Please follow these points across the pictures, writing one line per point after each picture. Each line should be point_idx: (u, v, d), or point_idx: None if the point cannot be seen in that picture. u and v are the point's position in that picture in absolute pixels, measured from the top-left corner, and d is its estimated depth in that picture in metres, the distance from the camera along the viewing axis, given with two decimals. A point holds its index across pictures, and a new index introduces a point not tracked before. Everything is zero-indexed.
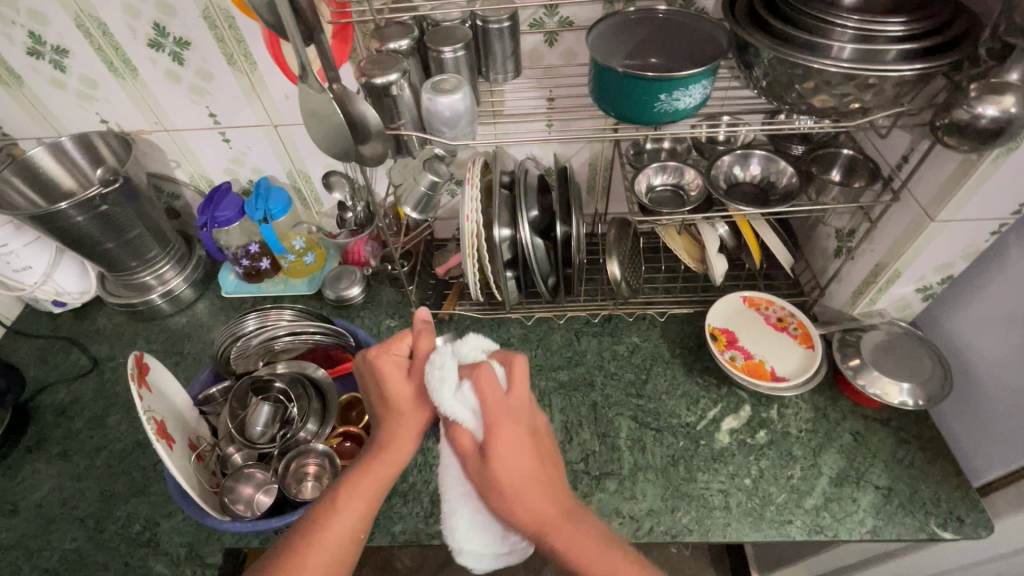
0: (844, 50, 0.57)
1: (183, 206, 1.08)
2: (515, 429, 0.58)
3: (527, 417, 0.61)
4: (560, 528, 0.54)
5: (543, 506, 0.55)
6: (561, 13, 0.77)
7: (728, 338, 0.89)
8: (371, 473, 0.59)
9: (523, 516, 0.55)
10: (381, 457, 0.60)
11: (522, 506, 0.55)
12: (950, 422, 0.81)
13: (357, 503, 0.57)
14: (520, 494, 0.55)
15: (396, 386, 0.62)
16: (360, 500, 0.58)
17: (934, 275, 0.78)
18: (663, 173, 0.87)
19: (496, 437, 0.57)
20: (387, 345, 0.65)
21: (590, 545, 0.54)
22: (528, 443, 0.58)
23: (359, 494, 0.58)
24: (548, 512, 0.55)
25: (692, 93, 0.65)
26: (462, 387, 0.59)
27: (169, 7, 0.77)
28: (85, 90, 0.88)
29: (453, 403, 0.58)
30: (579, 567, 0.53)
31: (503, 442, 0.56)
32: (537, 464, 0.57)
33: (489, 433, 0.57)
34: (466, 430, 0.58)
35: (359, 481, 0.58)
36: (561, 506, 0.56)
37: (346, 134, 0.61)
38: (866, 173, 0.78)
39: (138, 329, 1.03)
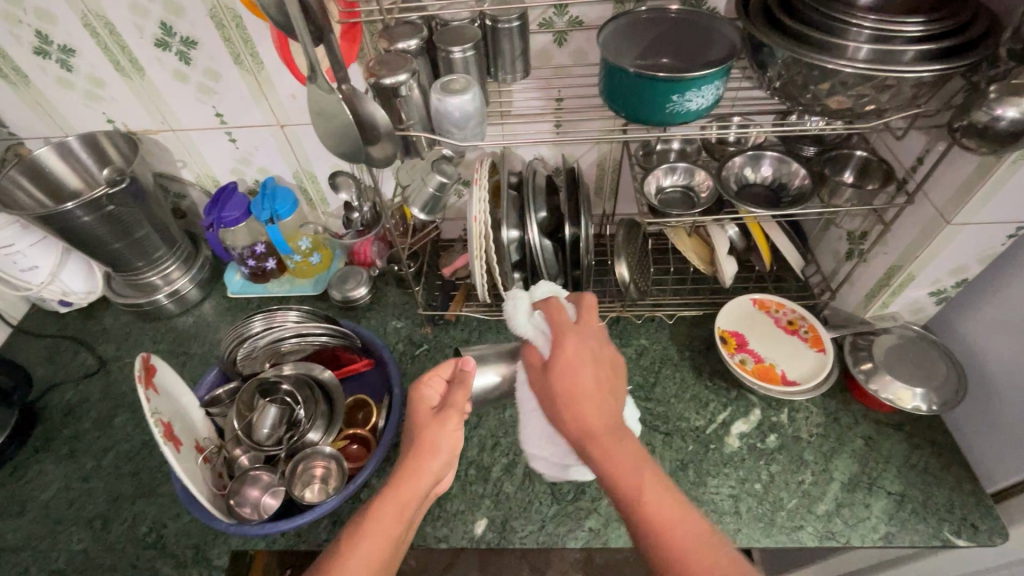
0: (860, 51, 0.56)
1: (189, 206, 1.08)
2: (581, 350, 0.60)
3: (600, 345, 0.62)
4: (606, 442, 0.54)
5: (600, 431, 0.55)
6: (571, 12, 0.77)
7: (738, 341, 0.88)
8: (394, 505, 0.56)
9: (572, 417, 0.56)
10: (401, 499, 0.56)
11: (570, 418, 0.56)
12: (963, 427, 0.80)
13: (373, 544, 0.54)
14: (575, 405, 0.56)
15: (430, 427, 0.60)
16: (377, 542, 0.54)
17: (948, 279, 0.77)
18: (673, 174, 0.86)
19: (561, 350, 0.60)
20: (422, 387, 0.63)
21: (627, 465, 0.53)
22: (596, 370, 0.59)
23: (378, 538, 0.54)
24: (597, 427, 0.55)
25: (705, 94, 0.64)
26: (535, 313, 0.65)
27: (176, 6, 0.77)
28: (92, 90, 0.88)
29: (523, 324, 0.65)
30: (612, 477, 0.53)
31: (565, 355, 0.59)
32: (593, 379, 0.58)
33: (555, 346, 0.60)
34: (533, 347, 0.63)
35: (377, 520, 0.55)
36: (613, 423, 0.56)
37: (355, 135, 0.60)
38: (880, 175, 0.77)
39: (145, 329, 1.03)
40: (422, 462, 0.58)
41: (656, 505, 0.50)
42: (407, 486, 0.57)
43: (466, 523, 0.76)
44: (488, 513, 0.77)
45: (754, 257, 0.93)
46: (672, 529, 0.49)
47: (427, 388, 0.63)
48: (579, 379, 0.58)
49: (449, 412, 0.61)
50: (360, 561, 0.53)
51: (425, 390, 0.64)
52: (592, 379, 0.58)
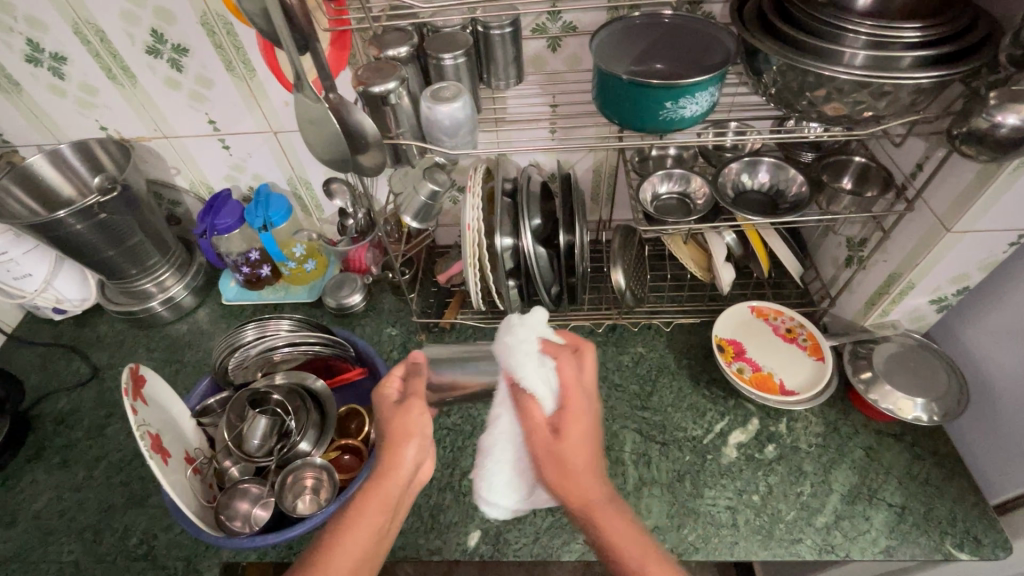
0: (856, 57, 0.55)
1: (183, 213, 1.07)
2: (580, 419, 0.55)
3: (591, 406, 0.57)
4: (608, 512, 0.55)
5: (595, 504, 0.55)
6: (564, 18, 0.76)
7: (736, 349, 0.87)
8: (375, 495, 0.55)
9: (572, 492, 0.54)
10: (382, 491, 0.55)
11: (570, 487, 0.54)
12: (966, 437, 0.78)
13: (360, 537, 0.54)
14: (570, 480, 0.54)
15: (397, 417, 0.57)
16: (361, 537, 0.54)
17: (950, 287, 0.75)
18: (669, 181, 0.85)
19: (567, 419, 0.54)
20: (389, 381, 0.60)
21: (627, 536, 0.54)
22: (585, 445, 0.55)
23: (362, 531, 0.54)
24: (599, 498, 0.55)
25: (700, 101, 0.63)
26: (545, 361, 0.55)
27: (167, 13, 0.76)
28: (84, 97, 0.88)
29: (526, 374, 0.54)
30: (609, 545, 0.54)
31: (573, 413, 0.55)
32: (591, 452, 0.55)
33: (562, 413, 0.55)
34: (534, 401, 0.54)
35: (360, 516, 0.54)
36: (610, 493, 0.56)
37: (344, 144, 0.59)
38: (879, 182, 0.75)
39: (139, 336, 1.02)
40: (400, 449, 0.56)
41: (648, 570, 0.53)
42: (384, 480, 0.55)
43: (459, 535, 0.75)
44: (481, 525, 0.76)
45: (752, 264, 0.91)
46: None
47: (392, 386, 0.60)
48: (574, 464, 0.54)
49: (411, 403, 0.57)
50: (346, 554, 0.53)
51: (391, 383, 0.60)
52: (584, 462, 0.54)
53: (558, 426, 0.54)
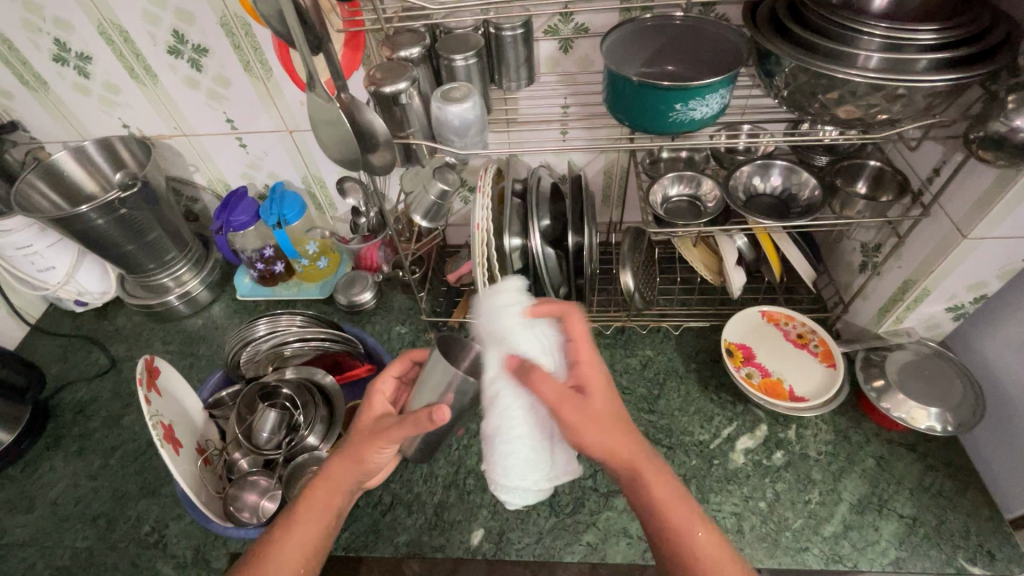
0: (870, 60, 0.55)
1: (201, 210, 1.10)
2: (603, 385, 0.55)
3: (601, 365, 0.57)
4: (655, 475, 0.55)
5: (637, 463, 0.54)
6: (577, 19, 0.76)
7: (745, 354, 0.86)
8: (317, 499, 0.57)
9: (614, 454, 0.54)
10: (326, 492, 0.57)
11: (606, 447, 0.53)
12: (982, 449, 0.76)
13: (304, 534, 0.56)
14: (606, 435, 0.53)
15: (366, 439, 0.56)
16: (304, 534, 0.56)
17: (967, 294, 0.74)
18: (680, 183, 0.84)
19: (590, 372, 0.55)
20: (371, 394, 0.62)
21: (677, 496, 0.55)
22: (611, 407, 0.55)
23: (307, 529, 0.56)
24: (643, 453, 0.55)
25: (710, 103, 0.63)
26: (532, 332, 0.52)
27: (187, 14, 0.78)
28: (108, 96, 0.90)
29: (523, 346, 0.51)
30: (661, 512, 0.54)
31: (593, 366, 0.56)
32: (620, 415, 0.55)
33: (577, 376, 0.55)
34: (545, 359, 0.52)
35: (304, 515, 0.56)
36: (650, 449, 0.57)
37: (354, 143, 0.60)
38: (895, 186, 0.74)
39: (155, 329, 1.05)
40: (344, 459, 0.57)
41: (693, 534, 0.53)
42: (328, 479, 0.57)
43: (463, 533, 0.75)
44: (485, 524, 0.76)
45: (764, 268, 0.91)
46: (711, 550, 0.53)
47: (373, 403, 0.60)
48: (606, 429, 0.53)
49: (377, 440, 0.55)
50: (289, 550, 0.55)
51: (379, 397, 0.61)
52: (614, 422, 0.54)
53: (578, 401, 0.52)
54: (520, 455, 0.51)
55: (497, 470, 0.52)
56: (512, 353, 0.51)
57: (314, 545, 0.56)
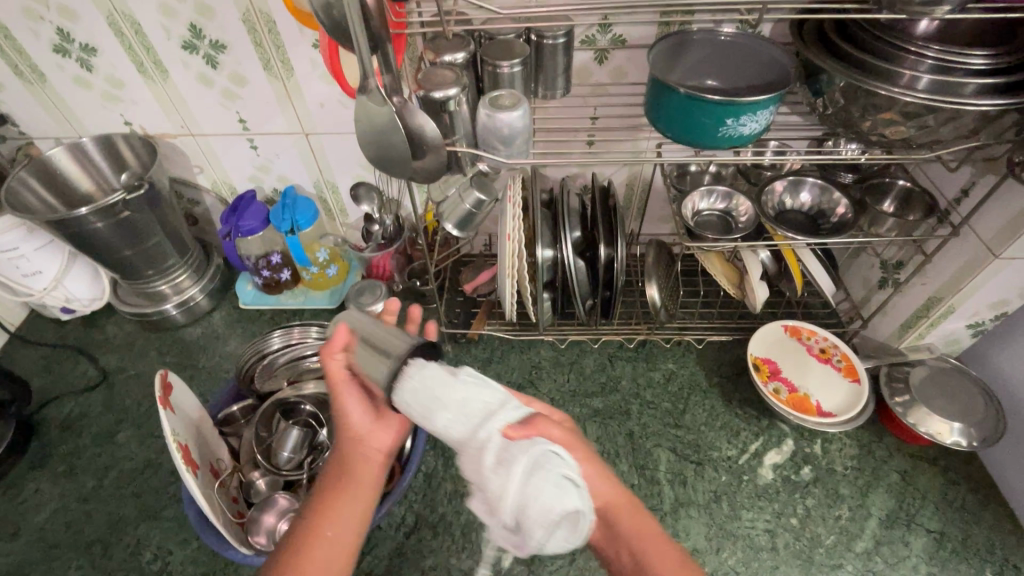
0: (919, 81, 0.55)
1: (201, 213, 1.04)
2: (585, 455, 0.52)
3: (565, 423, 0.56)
4: (628, 515, 0.51)
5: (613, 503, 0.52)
6: (614, 31, 0.75)
7: (770, 369, 0.86)
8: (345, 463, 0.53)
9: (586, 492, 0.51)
10: (349, 465, 0.53)
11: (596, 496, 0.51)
12: (1001, 464, 0.78)
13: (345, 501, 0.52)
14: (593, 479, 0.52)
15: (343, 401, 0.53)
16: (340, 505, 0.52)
17: (988, 312, 0.76)
18: (711, 198, 0.84)
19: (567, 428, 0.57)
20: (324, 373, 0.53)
21: (659, 542, 0.51)
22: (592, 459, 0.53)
23: (353, 497, 0.52)
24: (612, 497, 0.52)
25: (759, 119, 0.62)
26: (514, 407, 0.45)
27: (207, 8, 0.74)
28: (112, 91, 0.85)
29: (513, 417, 0.44)
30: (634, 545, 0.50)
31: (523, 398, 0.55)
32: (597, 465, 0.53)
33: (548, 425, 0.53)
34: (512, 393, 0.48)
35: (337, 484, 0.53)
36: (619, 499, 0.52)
37: (403, 150, 0.57)
38: (922, 207, 0.76)
39: (150, 339, 0.98)
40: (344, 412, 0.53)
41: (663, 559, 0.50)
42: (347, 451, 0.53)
43: (493, 555, 0.73)
44: None
45: (784, 282, 0.90)
46: None
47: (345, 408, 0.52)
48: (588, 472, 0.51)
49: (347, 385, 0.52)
50: (332, 529, 0.51)
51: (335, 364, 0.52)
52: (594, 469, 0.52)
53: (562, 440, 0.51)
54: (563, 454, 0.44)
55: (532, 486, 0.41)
56: (509, 429, 0.43)
57: (360, 515, 0.52)
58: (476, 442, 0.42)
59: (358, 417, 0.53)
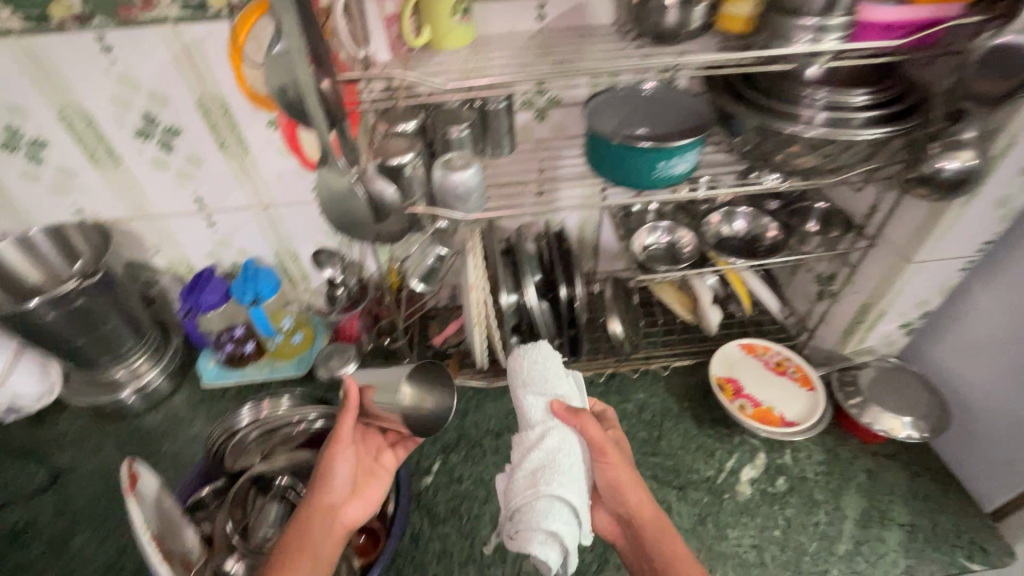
0: (817, 117, 0.64)
1: (157, 294, 1.02)
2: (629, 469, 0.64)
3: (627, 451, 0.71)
4: (658, 529, 0.63)
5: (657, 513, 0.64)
6: (550, 92, 0.83)
7: (734, 387, 0.90)
8: (319, 513, 0.63)
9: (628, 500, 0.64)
10: (320, 519, 0.63)
11: (632, 504, 0.63)
12: (952, 451, 0.84)
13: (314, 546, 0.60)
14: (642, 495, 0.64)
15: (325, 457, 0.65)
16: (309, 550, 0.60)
17: (914, 311, 0.84)
18: (656, 233, 0.90)
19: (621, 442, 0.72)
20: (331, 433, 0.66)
21: (685, 557, 0.61)
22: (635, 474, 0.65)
23: (322, 545, 0.61)
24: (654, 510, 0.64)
25: (686, 161, 0.69)
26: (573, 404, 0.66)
27: (162, 98, 0.76)
28: (62, 182, 0.84)
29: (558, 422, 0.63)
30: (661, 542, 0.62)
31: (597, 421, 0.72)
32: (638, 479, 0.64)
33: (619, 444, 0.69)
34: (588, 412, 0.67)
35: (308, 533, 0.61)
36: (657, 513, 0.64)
37: (365, 214, 0.60)
38: (841, 224, 0.84)
39: (106, 431, 0.93)
40: (327, 471, 0.65)
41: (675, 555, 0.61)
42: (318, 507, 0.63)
43: None
44: None
45: (732, 302, 0.97)
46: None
47: (332, 463, 0.64)
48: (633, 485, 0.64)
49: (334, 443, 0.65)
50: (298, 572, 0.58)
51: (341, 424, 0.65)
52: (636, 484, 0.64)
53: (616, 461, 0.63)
54: (572, 481, 0.59)
55: (540, 489, 0.58)
56: (557, 417, 0.63)
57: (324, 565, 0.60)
58: (533, 436, 0.63)
59: (338, 476, 0.65)
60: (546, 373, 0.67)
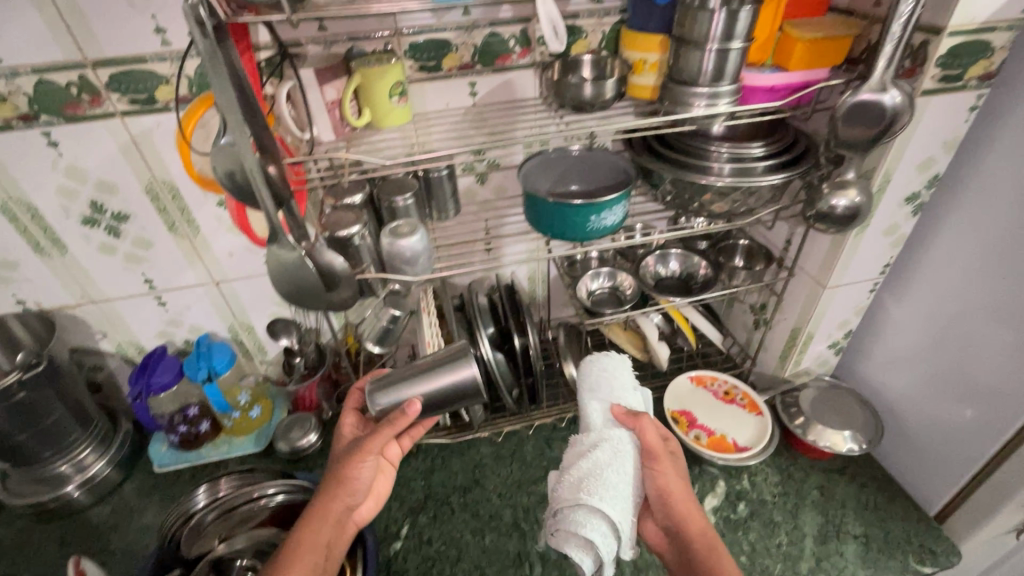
0: (723, 169, 0.72)
1: (104, 379, 0.99)
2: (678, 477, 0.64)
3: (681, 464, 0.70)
4: (699, 536, 0.61)
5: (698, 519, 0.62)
6: (489, 158, 0.89)
7: (688, 419, 0.94)
8: (335, 506, 0.66)
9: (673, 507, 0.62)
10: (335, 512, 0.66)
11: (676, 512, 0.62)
12: (893, 460, 0.89)
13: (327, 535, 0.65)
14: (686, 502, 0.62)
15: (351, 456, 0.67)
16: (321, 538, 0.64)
17: (838, 332, 0.91)
18: (599, 279, 0.97)
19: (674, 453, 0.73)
20: (363, 440, 0.67)
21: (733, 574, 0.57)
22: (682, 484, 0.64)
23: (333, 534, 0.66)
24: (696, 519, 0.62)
25: (615, 212, 0.76)
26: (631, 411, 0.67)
27: (110, 185, 0.78)
28: (2, 273, 0.83)
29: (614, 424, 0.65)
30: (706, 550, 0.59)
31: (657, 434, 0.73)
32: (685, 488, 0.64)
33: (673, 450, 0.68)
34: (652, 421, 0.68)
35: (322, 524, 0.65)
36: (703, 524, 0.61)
37: (316, 284, 0.62)
38: (763, 258, 0.92)
39: (47, 532, 0.88)
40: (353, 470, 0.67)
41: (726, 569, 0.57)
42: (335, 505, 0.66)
43: None
44: None
45: (680, 338, 1.02)
46: None
47: (360, 467, 0.66)
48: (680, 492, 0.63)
49: (361, 448, 0.67)
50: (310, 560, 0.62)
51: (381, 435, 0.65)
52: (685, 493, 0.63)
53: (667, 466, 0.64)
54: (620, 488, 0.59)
55: (588, 492, 0.58)
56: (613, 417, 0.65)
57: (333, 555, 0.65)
58: (590, 439, 0.64)
59: (363, 475, 0.68)
60: (615, 383, 0.69)
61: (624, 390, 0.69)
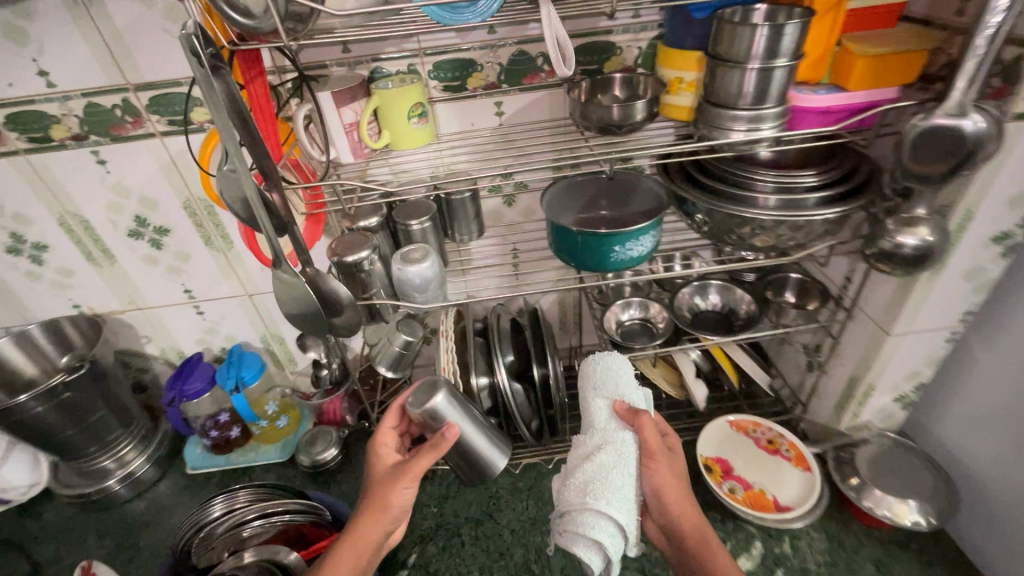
0: (768, 201, 0.64)
1: (150, 380, 1.05)
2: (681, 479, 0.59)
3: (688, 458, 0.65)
4: (696, 543, 0.58)
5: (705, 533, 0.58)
6: (517, 179, 0.85)
7: (723, 468, 0.85)
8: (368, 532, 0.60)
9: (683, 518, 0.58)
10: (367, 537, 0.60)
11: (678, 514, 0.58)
12: (968, 537, 0.76)
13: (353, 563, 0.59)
14: (687, 505, 0.59)
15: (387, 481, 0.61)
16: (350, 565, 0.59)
17: (906, 384, 0.79)
18: (630, 309, 0.90)
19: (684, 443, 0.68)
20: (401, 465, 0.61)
21: None
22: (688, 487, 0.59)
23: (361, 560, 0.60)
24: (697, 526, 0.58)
25: (643, 243, 0.69)
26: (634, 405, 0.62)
27: (151, 202, 0.82)
28: (61, 279, 0.90)
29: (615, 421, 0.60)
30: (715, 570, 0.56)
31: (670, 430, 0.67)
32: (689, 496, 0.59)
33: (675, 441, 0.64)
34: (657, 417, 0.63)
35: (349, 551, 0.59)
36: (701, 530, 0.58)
37: (320, 310, 0.61)
38: (818, 296, 0.82)
39: (88, 522, 0.93)
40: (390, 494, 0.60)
41: None
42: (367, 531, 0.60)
43: None
44: None
45: (721, 376, 0.92)
46: None
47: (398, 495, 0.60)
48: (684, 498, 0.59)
49: (400, 474, 0.60)
50: None
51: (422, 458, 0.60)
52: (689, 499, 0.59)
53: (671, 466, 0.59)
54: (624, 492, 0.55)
55: (595, 497, 0.54)
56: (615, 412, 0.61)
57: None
58: (592, 442, 0.59)
59: (402, 499, 0.61)
60: (621, 378, 0.63)
61: (625, 378, 0.63)
